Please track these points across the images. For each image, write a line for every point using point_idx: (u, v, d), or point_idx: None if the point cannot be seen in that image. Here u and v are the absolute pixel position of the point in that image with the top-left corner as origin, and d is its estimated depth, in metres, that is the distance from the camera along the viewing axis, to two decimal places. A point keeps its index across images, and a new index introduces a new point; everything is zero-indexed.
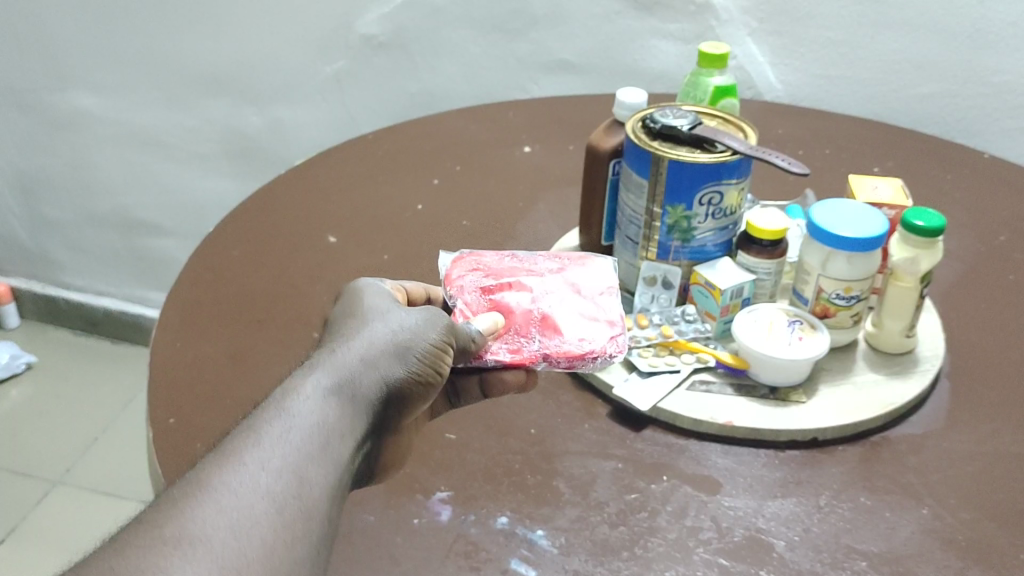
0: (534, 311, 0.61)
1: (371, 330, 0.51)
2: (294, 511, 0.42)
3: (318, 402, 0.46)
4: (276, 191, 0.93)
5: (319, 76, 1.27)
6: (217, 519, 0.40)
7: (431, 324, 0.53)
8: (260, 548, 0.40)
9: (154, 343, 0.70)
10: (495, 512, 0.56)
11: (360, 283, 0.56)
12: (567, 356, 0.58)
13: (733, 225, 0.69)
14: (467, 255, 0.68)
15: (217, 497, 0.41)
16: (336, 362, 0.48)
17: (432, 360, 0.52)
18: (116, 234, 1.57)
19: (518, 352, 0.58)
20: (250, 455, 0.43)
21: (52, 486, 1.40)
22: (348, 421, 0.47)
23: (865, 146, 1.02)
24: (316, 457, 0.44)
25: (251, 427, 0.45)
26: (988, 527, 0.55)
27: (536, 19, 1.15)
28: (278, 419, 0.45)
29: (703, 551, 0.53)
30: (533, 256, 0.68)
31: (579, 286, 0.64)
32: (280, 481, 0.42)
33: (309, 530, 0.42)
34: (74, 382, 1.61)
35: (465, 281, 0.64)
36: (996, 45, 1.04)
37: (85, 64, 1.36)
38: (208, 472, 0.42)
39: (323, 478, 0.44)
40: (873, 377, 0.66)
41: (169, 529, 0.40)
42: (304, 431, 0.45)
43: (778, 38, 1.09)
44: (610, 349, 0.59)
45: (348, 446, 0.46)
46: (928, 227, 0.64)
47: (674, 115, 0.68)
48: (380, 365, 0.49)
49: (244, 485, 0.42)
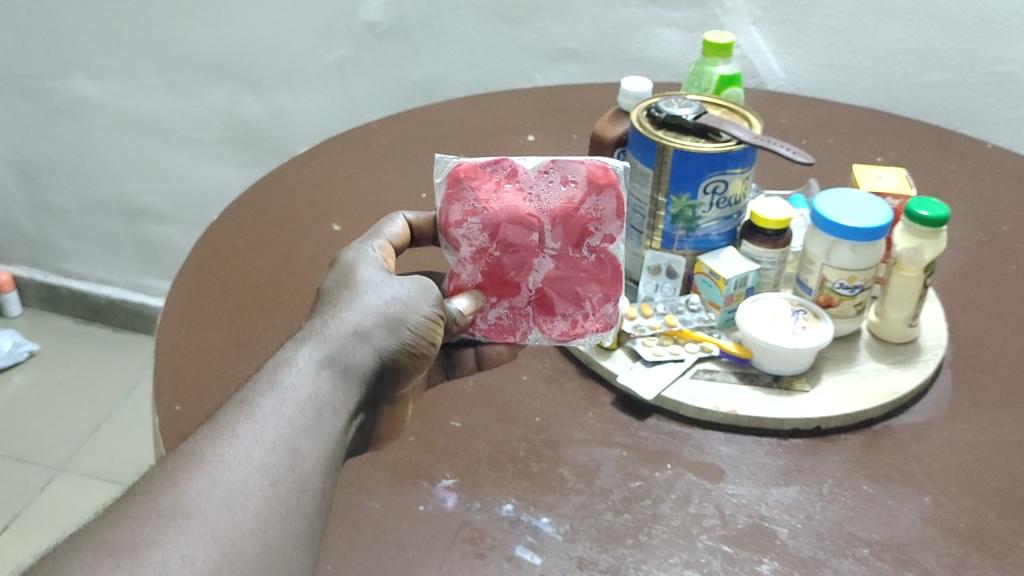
0: (534, 283, 0.60)
1: (364, 300, 0.51)
2: (288, 485, 0.42)
3: (312, 374, 0.46)
4: (279, 179, 0.93)
5: (321, 63, 1.27)
6: (210, 491, 0.41)
7: (424, 294, 0.53)
8: (254, 521, 0.41)
9: (159, 330, 0.70)
10: (500, 499, 0.56)
11: (354, 252, 0.57)
12: (558, 338, 0.62)
13: (737, 214, 0.70)
14: (463, 169, 0.60)
15: (212, 473, 0.41)
16: (329, 333, 0.48)
17: (425, 331, 0.52)
18: (118, 222, 1.57)
19: (510, 330, 0.61)
20: (244, 428, 0.43)
21: (55, 473, 1.40)
22: (341, 393, 0.47)
23: (868, 136, 1.02)
24: (309, 429, 0.44)
25: (244, 399, 0.45)
26: (989, 515, 0.55)
27: (539, 7, 1.15)
28: (271, 392, 0.45)
29: (706, 538, 0.53)
30: (535, 167, 0.60)
31: (587, 230, 0.60)
32: (273, 454, 0.43)
33: (302, 501, 0.43)
34: (75, 369, 1.62)
35: (462, 230, 0.59)
36: (999, 35, 1.04)
37: (85, 50, 1.36)
38: (201, 444, 0.43)
39: (315, 450, 0.44)
40: (875, 366, 0.67)
41: (163, 501, 0.40)
42: (296, 403, 0.45)
43: (781, 27, 1.09)
44: (597, 328, 0.62)
45: (341, 419, 0.46)
46: (932, 217, 0.64)
47: (678, 105, 0.68)
48: (373, 337, 0.50)
49: (238, 458, 0.42)
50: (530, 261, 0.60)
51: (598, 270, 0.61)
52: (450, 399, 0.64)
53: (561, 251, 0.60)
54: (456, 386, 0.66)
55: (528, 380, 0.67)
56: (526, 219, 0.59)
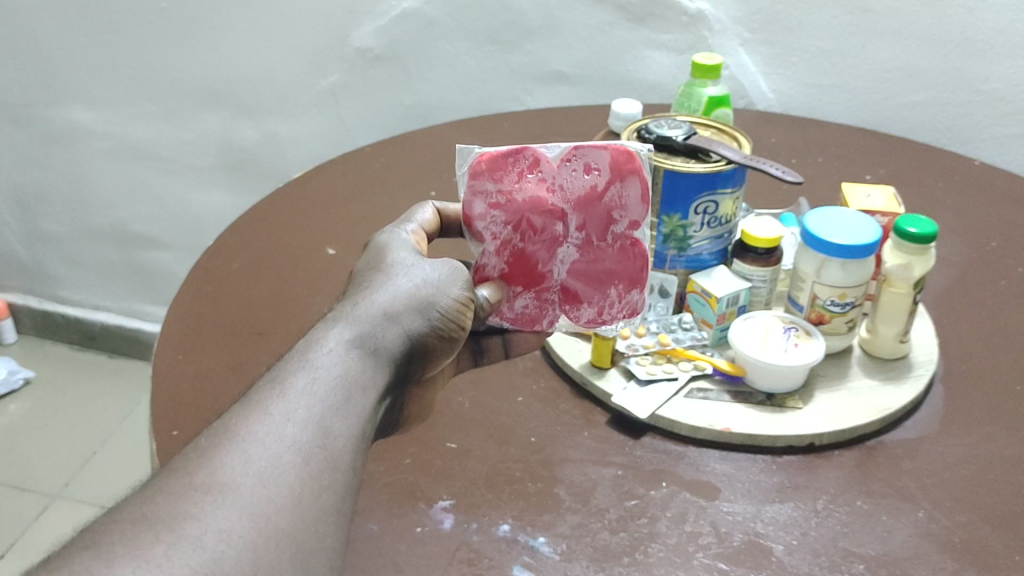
0: (560, 273, 0.63)
1: (395, 283, 0.54)
2: (319, 463, 0.44)
3: (341, 354, 0.49)
4: (276, 205, 0.94)
5: (314, 89, 1.28)
6: (244, 468, 0.43)
7: (455, 277, 0.57)
8: (287, 495, 0.43)
9: (157, 356, 0.70)
10: (497, 519, 0.56)
11: (386, 236, 0.60)
12: (584, 323, 0.65)
13: (728, 233, 0.71)
14: (486, 161, 0.60)
15: (245, 450, 0.43)
16: (359, 316, 0.51)
17: (453, 314, 0.55)
18: (112, 248, 1.58)
19: (536, 318, 0.65)
20: (276, 406, 0.46)
21: (51, 501, 1.40)
22: (370, 372, 0.50)
23: (857, 154, 1.03)
24: (339, 408, 0.47)
25: (275, 380, 0.47)
26: (983, 528, 0.56)
27: (530, 31, 1.16)
28: (303, 371, 0.48)
29: (703, 556, 0.54)
30: (556, 156, 0.61)
31: (611, 219, 0.62)
32: (305, 432, 0.45)
33: (334, 479, 0.45)
34: (71, 396, 1.62)
35: (484, 223, 0.61)
36: (984, 53, 1.05)
37: (80, 79, 1.37)
38: (235, 422, 0.45)
39: (346, 429, 0.47)
40: (868, 382, 0.67)
41: (198, 477, 0.42)
42: (327, 381, 0.47)
43: (769, 48, 1.11)
44: (621, 312, 0.65)
45: (371, 397, 0.49)
46: (920, 234, 0.65)
47: (668, 126, 0.68)
48: (403, 319, 0.53)
49: (271, 435, 0.44)
50: (554, 251, 0.62)
51: (622, 257, 0.63)
52: (447, 420, 0.65)
53: (585, 241, 0.62)
54: (452, 408, 0.66)
55: (524, 400, 0.67)
56: (550, 212, 0.61)
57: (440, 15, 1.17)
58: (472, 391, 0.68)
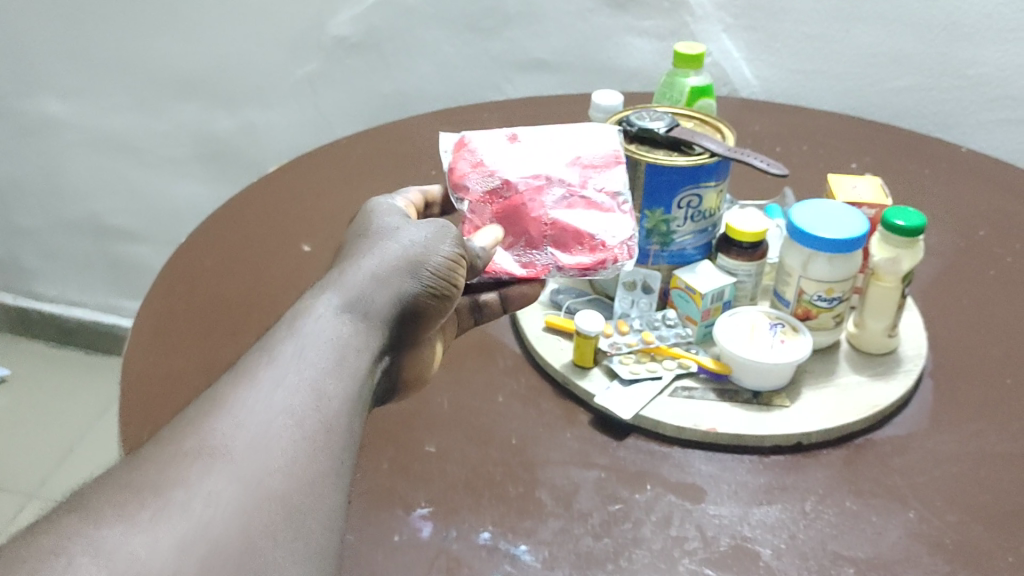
0: (546, 218, 0.61)
1: (384, 248, 0.53)
2: (313, 424, 0.44)
3: (332, 320, 0.48)
4: (251, 198, 0.91)
5: (291, 78, 1.25)
6: (235, 433, 0.42)
7: (442, 234, 0.55)
8: (280, 458, 0.42)
9: (126, 357, 0.69)
10: (477, 526, 0.55)
11: (376, 201, 0.60)
12: (578, 266, 0.61)
13: (711, 227, 0.69)
14: (466, 139, 0.64)
15: (236, 416, 0.43)
16: (349, 280, 0.50)
17: (445, 272, 0.53)
18: (88, 241, 1.55)
19: (530, 266, 0.62)
20: (267, 373, 0.45)
21: (27, 500, 1.38)
22: (363, 335, 0.49)
23: (843, 141, 1.02)
24: (331, 372, 0.46)
25: (266, 348, 0.47)
26: (976, 529, 0.54)
27: (510, 18, 1.14)
28: (292, 339, 0.47)
29: (688, 562, 0.52)
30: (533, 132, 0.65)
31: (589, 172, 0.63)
32: (296, 396, 0.44)
33: (328, 440, 0.44)
34: (48, 393, 1.59)
35: (467, 182, 0.62)
36: (970, 37, 1.04)
37: (52, 70, 1.34)
38: (226, 391, 0.44)
39: (339, 392, 0.46)
40: (856, 378, 0.66)
41: (188, 444, 0.42)
42: (317, 347, 0.47)
43: (753, 34, 1.09)
44: (619, 252, 0.62)
45: (365, 360, 0.48)
46: (908, 227, 0.64)
47: (650, 118, 0.66)
48: (392, 281, 0.51)
49: (262, 401, 0.44)
50: (539, 199, 0.61)
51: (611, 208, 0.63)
52: (426, 422, 0.63)
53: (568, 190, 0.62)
54: (430, 409, 0.65)
55: (504, 401, 0.66)
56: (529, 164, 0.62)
57: (418, 2, 1.15)
58: (451, 391, 0.67)
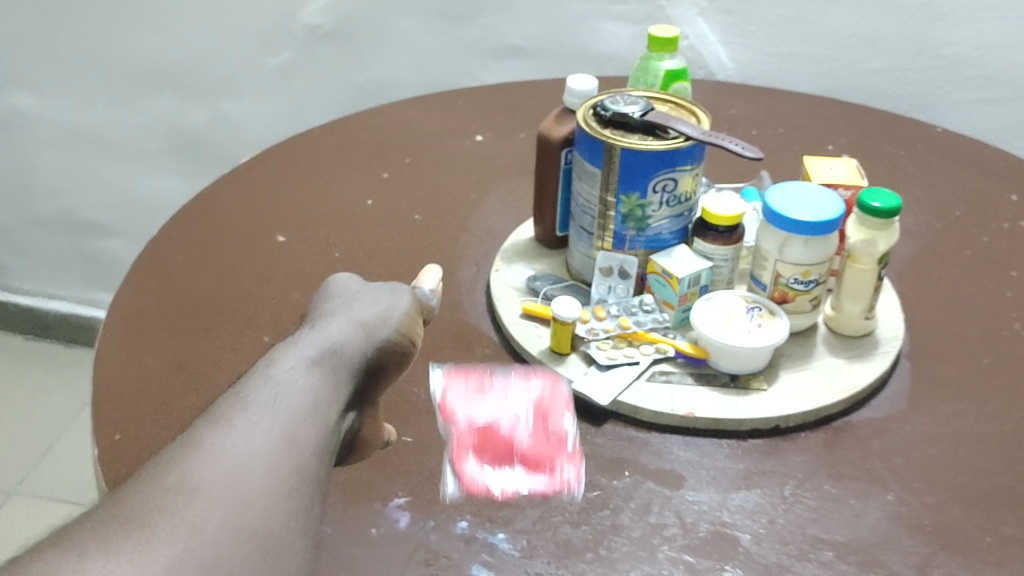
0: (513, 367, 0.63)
1: (346, 312, 0.53)
2: (288, 466, 0.42)
3: (301, 373, 0.47)
4: (224, 190, 0.90)
5: (263, 68, 1.24)
6: (213, 471, 0.40)
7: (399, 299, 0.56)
8: (258, 497, 0.40)
9: (97, 355, 0.68)
10: (455, 516, 0.54)
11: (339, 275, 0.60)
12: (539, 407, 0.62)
13: (688, 212, 0.69)
14: None
15: (213, 455, 0.41)
16: (312, 339, 0.50)
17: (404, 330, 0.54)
18: (63, 236, 1.53)
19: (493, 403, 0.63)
20: (241, 419, 0.43)
21: (7, 497, 1.37)
22: (331, 388, 0.48)
23: (820, 124, 1.02)
24: (306, 419, 0.45)
25: (238, 394, 0.45)
26: (954, 510, 0.54)
27: (483, 4, 1.13)
28: (264, 386, 0.46)
29: (667, 548, 0.52)
30: None
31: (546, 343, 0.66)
32: (273, 439, 0.43)
33: (303, 482, 0.42)
34: (26, 390, 1.58)
35: None
36: (945, 17, 1.03)
37: (21, 63, 1.32)
38: (200, 432, 0.43)
39: (312, 438, 0.44)
40: (833, 360, 0.66)
41: (169, 478, 0.39)
42: (291, 397, 0.45)
43: (728, 17, 1.08)
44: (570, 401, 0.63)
45: (334, 411, 0.47)
46: (884, 208, 0.63)
47: (624, 102, 0.66)
48: (355, 341, 0.51)
49: (237, 443, 0.42)
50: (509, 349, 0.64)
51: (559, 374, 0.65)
52: (403, 413, 0.63)
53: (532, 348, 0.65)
54: (408, 400, 0.64)
55: None
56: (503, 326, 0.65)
57: None
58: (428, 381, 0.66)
